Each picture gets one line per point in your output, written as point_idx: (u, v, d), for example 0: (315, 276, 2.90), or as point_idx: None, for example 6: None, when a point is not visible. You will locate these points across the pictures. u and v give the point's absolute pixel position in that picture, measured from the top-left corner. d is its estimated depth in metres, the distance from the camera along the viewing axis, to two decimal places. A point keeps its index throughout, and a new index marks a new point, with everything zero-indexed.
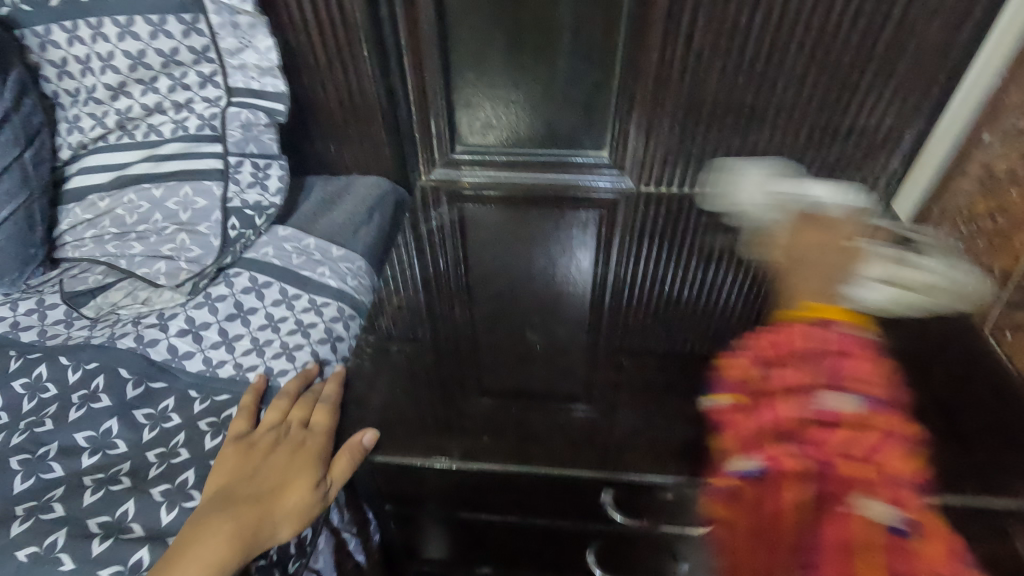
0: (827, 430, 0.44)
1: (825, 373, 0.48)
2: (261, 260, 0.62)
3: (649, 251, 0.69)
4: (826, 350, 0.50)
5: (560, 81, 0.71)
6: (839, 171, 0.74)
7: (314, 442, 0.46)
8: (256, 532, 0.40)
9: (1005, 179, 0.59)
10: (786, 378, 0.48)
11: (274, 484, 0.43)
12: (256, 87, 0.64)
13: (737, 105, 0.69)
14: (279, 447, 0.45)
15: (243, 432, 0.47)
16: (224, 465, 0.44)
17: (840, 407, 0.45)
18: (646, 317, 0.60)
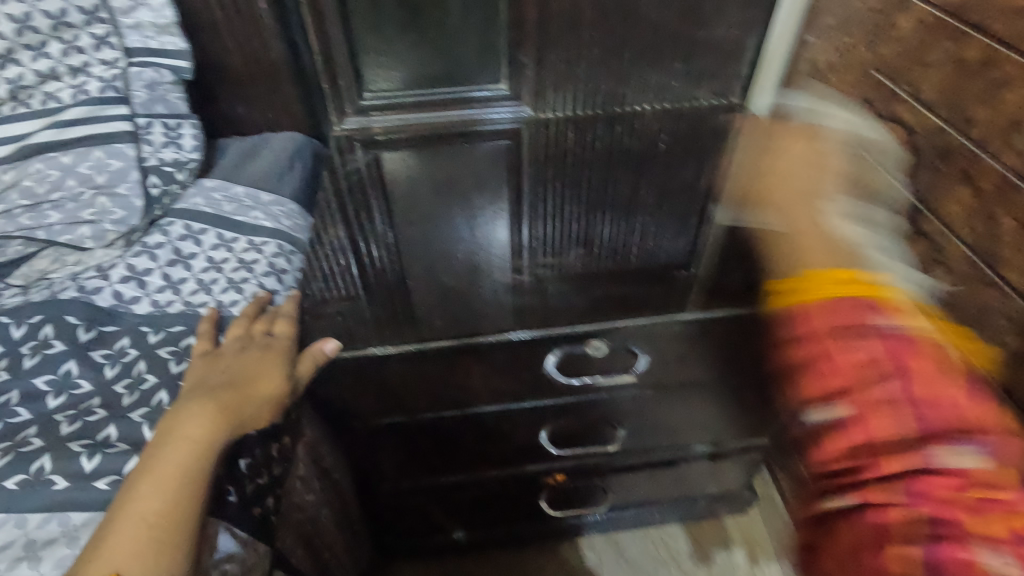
0: (952, 481, 0.38)
1: (919, 395, 0.43)
2: (192, 209, 0.64)
3: (557, 181, 0.77)
4: (901, 367, 0.44)
5: (452, 21, 0.77)
6: (700, 81, 0.86)
7: (279, 343, 0.51)
8: (239, 413, 0.46)
9: (825, 69, 0.76)
10: (880, 414, 0.44)
11: (246, 377, 0.48)
12: (154, 45, 0.66)
13: (609, 29, 0.79)
14: (247, 348, 0.50)
15: (209, 349, 0.50)
16: (200, 366, 0.48)
17: (972, 460, 0.39)
18: (568, 239, 0.68)
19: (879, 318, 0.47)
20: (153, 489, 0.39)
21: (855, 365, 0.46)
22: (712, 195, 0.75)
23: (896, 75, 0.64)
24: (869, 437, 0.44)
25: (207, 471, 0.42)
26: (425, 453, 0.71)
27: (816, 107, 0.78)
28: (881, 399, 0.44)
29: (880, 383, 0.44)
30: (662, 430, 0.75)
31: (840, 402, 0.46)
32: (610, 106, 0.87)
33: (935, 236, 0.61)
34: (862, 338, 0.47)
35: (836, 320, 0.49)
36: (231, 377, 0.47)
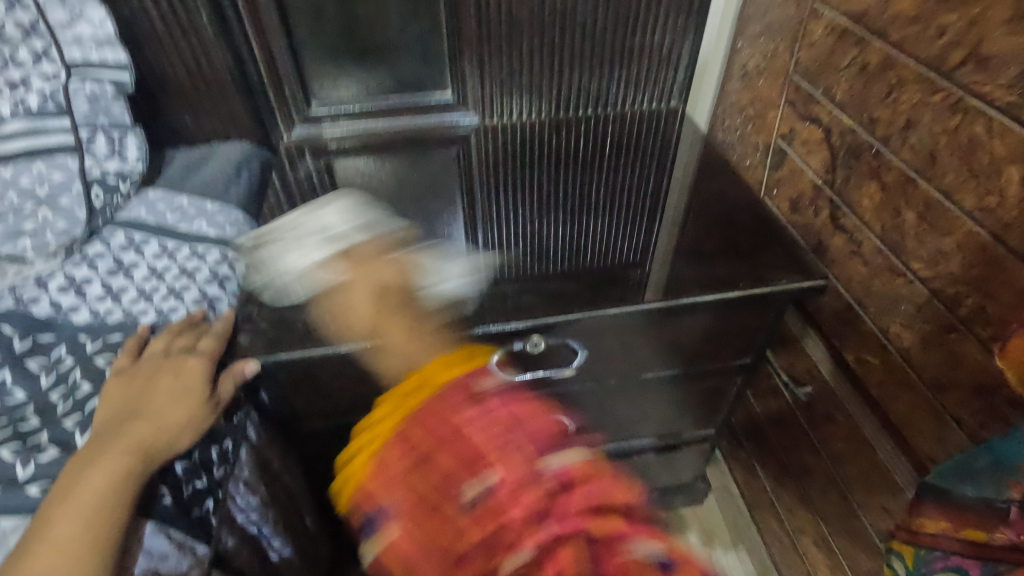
0: (530, 495, 0.33)
1: (513, 439, 0.36)
2: (134, 220, 0.64)
3: (509, 187, 0.79)
4: (489, 410, 0.38)
5: (395, 31, 0.79)
6: (641, 86, 0.89)
7: (195, 362, 0.50)
8: (154, 441, 0.45)
9: (754, 74, 0.80)
10: (518, 472, 0.34)
11: (162, 404, 0.47)
12: (95, 59, 0.66)
13: (549, 38, 0.82)
14: (163, 370, 0.49)
15: (124, 367, 0.49)
16: (113, 394, 0.47)
17: (552, 463, 0.35)
18: (520, 246, 0.70)
19: (451, 394, 0.39)
20: (69, 516, 0.40)
21: (461, 441, 0.37)
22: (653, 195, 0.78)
23: (813, 79, 0.68)
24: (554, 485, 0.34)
25: (126, 495, 0.42)
26: None
27: (749, 110, 0.82)
28: (490, 452, 0.36)
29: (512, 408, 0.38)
30: (609, 424, 0.78)
31: (460, 473, 0.35)
32: (555, 112, 0.90)
33: (852, 230, 0.64)
34: (455, 407, 0.38)
35: (454, 398, 0.39)
36: (378, 300, 0.51)
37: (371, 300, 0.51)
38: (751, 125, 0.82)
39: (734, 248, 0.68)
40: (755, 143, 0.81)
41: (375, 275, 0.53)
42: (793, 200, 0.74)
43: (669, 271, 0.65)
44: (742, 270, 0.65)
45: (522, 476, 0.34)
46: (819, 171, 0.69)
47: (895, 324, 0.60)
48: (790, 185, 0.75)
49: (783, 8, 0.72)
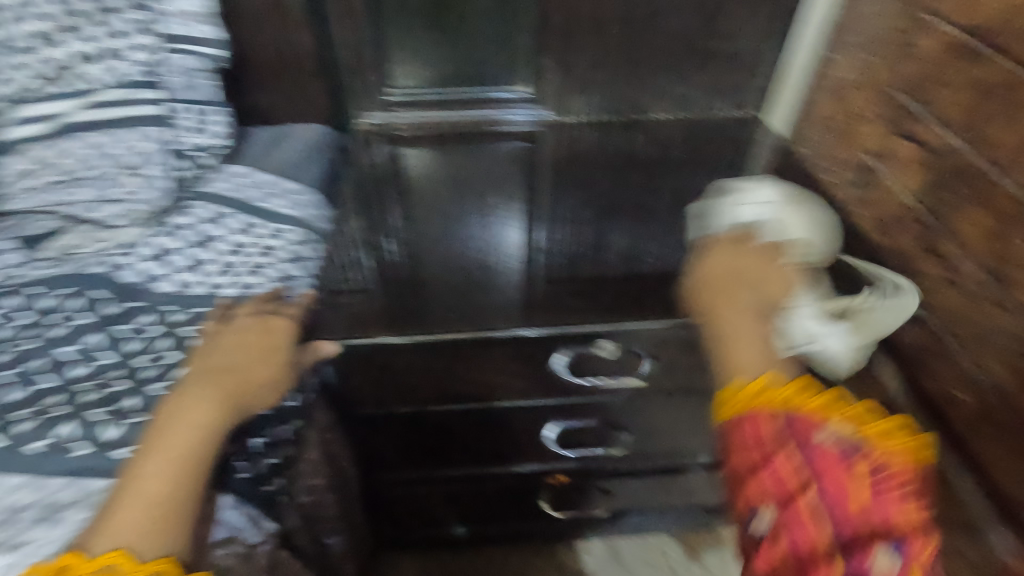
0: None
1: (823, 505, 0.37)
2: (216, 193, 0.65)
3: (572, 183, 0.78)
4: (851, 472, 0.38)
5: (479, 22, 0.79)
6: (720, 93, 0.87)
7: (282, 325, 0.51)
8: (244, 396, 0.46)
9: (846, 86, 0.77)
10: (796, 517, 0.38)
11: (250, 359, 0.48)
12: (193, 33, 0.68)
13: (633, 38, 0.80)
14: (252, 329, 0.50)
15: (213, 329, 0.50)
16: (201, 350, 0.48)
17: (889, 564, 0.34)
18: (584, 243, 0.68)
19: (805, 426, 0.41)
20: (158, 467, 0.40)
21: (809, 472, 0.39)
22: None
23: (917, 94, 0.65)
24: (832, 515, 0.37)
25: (211, 447, 0.42)
26: (430, 447, 0.72)
27: (835, 124, 0.79)
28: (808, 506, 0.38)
29: (798, 472, 0.39)
30: (665, 438, 0.76)
31: (831, 496, 0.38)
32: (630, 113, 0.88)
33: (946, 256, 0.60)
34: (785, 440, 0.40)
35: (758, 430, 0.41)
36: (766, 335, 0.49)
37: (769, 350, 0.47)
38: (836, 139, 0.79)
39: None
40: (840, 159, 0.79)
41: (762, 272, 0.55)
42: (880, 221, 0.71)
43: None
44: None
45: (799, 519, 0.37)
46: (915, 192, 0.65)
47: (986, 352, 0.56)
48: (877, 205, 0.71)
49: (889, 19, 0.69)
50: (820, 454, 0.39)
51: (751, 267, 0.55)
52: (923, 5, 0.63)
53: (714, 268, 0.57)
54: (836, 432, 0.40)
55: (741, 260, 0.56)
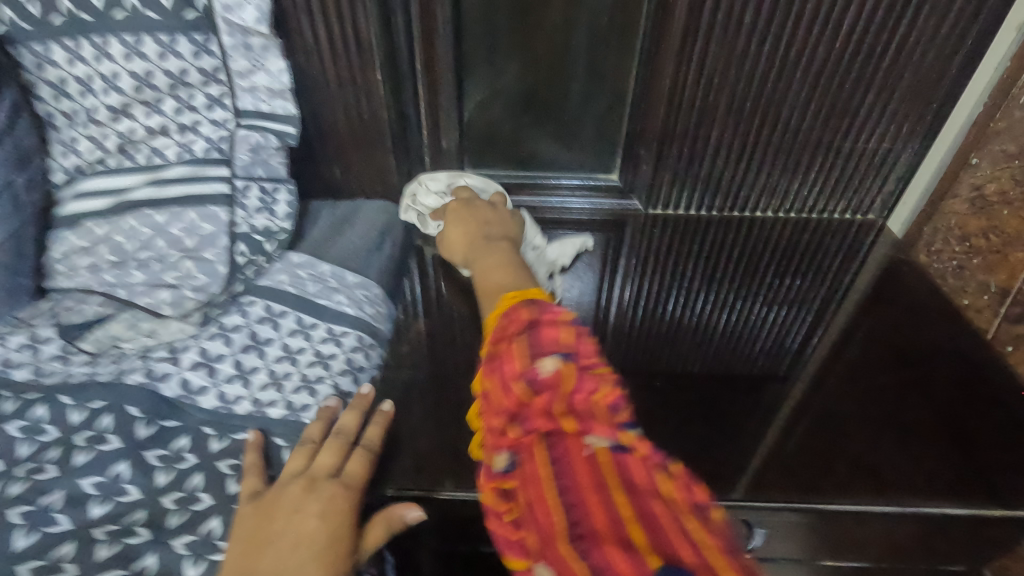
0: (547, 392, 0.39)
1: (522, 350, 0.43)
2: (275, 287, 0.59)
3: (654, 280, 0.71)
4: (535, 327, 0.45)
5: (571, 105, 0.72)
6: (838, 192, 0.77)
7: (341, 497, 0.40)
8: None
9: (997, 200, 0.66)
10: (501, 369, 0.43)
11: (299, 549, 0.37)
12: (265, 109, 0.63)
13: (744, 129, 0.72)
14: (305, 503, 0.39)
15: (257, 492, 0.41)
16: (243, 531, 0.38)
17: (552, 369, 0.40)
18: (658, 341, 0.63)
19: (516, 304, 0.48)
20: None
21: (501, 332, 0.46)
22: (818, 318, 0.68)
23: None
24: (526, 356, 0.42)
25: None
26: None
27: (978, 241, 0.68)
28: (503, 356, 0.44)
29: (502, 329, 0.46)
30: None
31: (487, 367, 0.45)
32: (728, 209, 0.79)
33: None
34: (504, 316, 0.48)
35: (498, 319, 0.48)
36: (500, 257, 0.59)
37: (520, 269, 0.57)
38: (979, 258, 0.68)
39: (951, 435, 0.56)
40: (984, 282, 0.67)
41: (496, 219, 0.65)
42: None
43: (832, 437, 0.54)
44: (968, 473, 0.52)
45: (500, 379, 0.43)
46: None
47: None
48: None
49: None
50: (522, 327, 0.45)
51: (480, 220, 0.64)
52: None
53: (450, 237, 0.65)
54: (524, 301, 0.48)
55: (470, 219, 0.64)
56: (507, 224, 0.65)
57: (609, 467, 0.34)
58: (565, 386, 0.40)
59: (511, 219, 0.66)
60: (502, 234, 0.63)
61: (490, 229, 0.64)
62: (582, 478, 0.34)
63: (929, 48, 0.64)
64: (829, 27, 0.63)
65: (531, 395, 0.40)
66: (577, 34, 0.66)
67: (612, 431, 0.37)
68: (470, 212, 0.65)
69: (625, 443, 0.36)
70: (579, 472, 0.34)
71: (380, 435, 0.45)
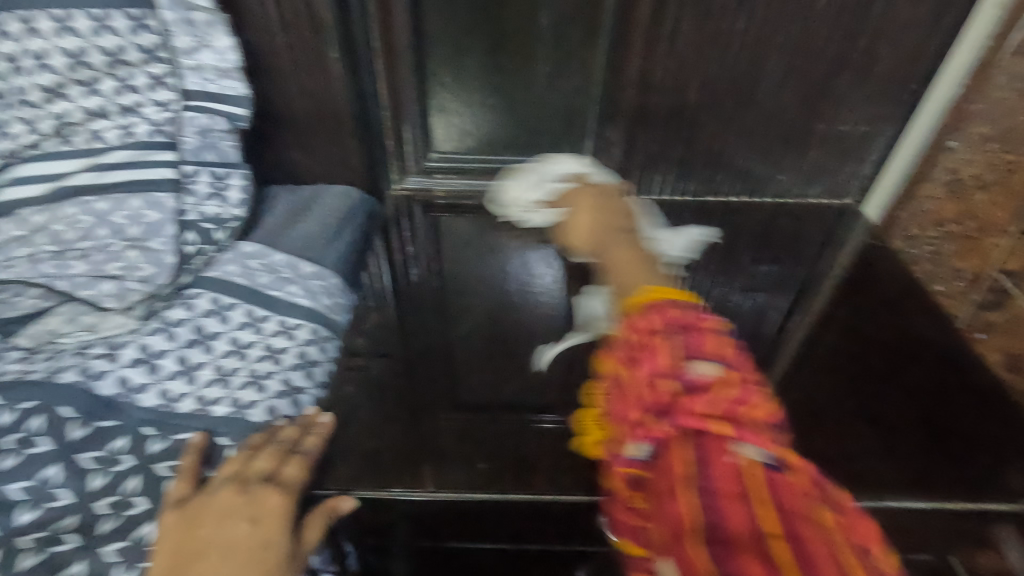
0: (698, 395, 0.35)
1: (676, 343, 0.38)
2: (223, 278, 0.56)
3: None
4: (689, 325, 0.40)
5: (539, 86, 0.69)
6: (814, 176, 0.76)
7: (276, 497, 0.38)
8: None
9: (973, 185, 0.64)
10: (645, 358, 0.39)
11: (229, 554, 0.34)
12: (213, 89, 0.60)
13: (717, 111, 0.69)
14: (236, 510, 0.37)
15: (185, 498, 0.39)
16: (168, 545, 0.35)
17: (707, 371, 0.36)
18: None
19: (661, 300, 0.43)
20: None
21: (643, 325, 0.41)
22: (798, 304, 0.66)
23: None
24: (678, 349, 0.38)
25: None
26: None
27: (953, 227, 0.67)
28: (646, 349, 0.39)
29: (642, 322, 0.41)
30: None
31: (625, 359, 0.41)
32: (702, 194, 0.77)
33: None
34: (646, 310, 0.43)
35: (635, 313, 0.43)
36: (627, 251, 0.55)
37: (650, 264, 0.53)
38: (953, 244, 0.67)
39: (926, 427, 0.54)
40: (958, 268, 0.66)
41: (609, 208, 0.63)
42: (1013, 354, 0.59)
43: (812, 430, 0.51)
44: (950, 466, 0.50)
45: (641, 373, 0.38)
46: None
47: None
48: (1010, 334, 0.60)
49: None
50: (671, 321, 0.40)
51: (609, 211, 0.62)
52: None
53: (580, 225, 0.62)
54: (672, 299, 0.43)
55: (592, 207, 0.63)
56: (623, 213, 0.63)
57: (761, 480, 0.30)
58: (721, 393, 0.35)
59: (617, 207, 0.64)
60: (623, 225, 0.60)
61: (619, 219, 0.61)
62: (733, 486, 0.30)
63: (907, 26, 0.62)
64: (805, 3, 0.60)
65: (681, 391, 0.36)
66: (543, 11, 0.63)
67: (768, 446, 0.33)
68: (597, 199, 0.64)
69: (784, 462, 0.32)
70: (723, 483, 0.30)
71: (318, 442, 0.44)
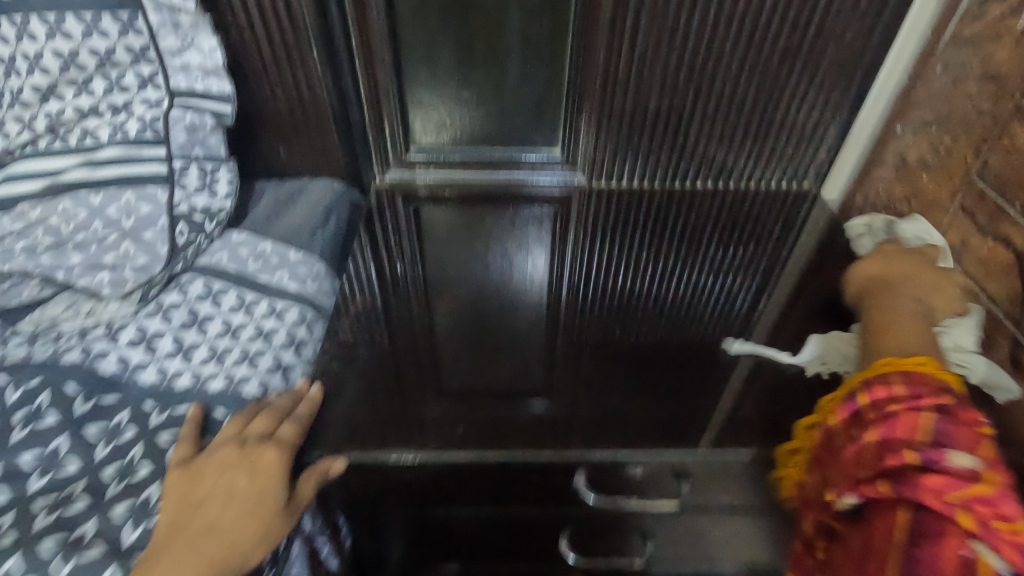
0: (950, 483, 0.36)
1: (920, 433, 0.39)
2: (216, 265, 0.60)
3: (600, 248, 0.73)
4: (950, 408, 0.40)
5: (510, 80, 0.73)
6: (773, 161, 0.80)
7: (272, 453, 0.42)
8: (223, 560, 0.37)
9: (917, 165, 0.69)
10: (874, 445, 0.40)
11: (227, 510, 0.39)
12: (199, 88, 0.62)
13: (679, 101, 0.74)
14: (234, 466, 0.41)
15: (188, 459, 0.42)
16: (173, 498, 0.40)
17: (968, 463, 0.37)
18: (606, 311, 0.65)
19: (907, 374, 0.43)
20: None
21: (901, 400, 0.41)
22: (765, 290, 0.68)
23: (1009, 192, 0.56)
24: (941, 436, 0.38)
25: None
26: (431, 543, 0.64)
27: (901, 206, 0.71)
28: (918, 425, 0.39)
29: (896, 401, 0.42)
30: None
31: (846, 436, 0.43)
32: (669, 179, 0.82)
33: None
34: (902, 381, 0.43)
35: (885, 387, 0.43)
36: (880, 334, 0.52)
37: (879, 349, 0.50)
38: None
39: None
40: None
41: (920, 276, 0.59)
42: None
43: (756, 398, 0.56)
44: None
45: (875, 452, 0.40)
46: (1000, 300, 0.56)
47: None
48: None
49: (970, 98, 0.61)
50: (946, 404, 0.40)
51: (902, 274, 0.59)
52: (1019, 90, 0.55)
53: (855, 272, 0.63)
54: (941, 382, 0.43)
55: (910, 268, 0.60)
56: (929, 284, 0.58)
57: None
58: (982, 488, 0.35)
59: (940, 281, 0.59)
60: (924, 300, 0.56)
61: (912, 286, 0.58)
62: None
63: (851, 18, 0.67)
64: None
65: (926, 474, 0.37)
66: (510, 9, 0.67)
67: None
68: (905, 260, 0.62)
69: None
70: None
71: (311, 408, 0.48)
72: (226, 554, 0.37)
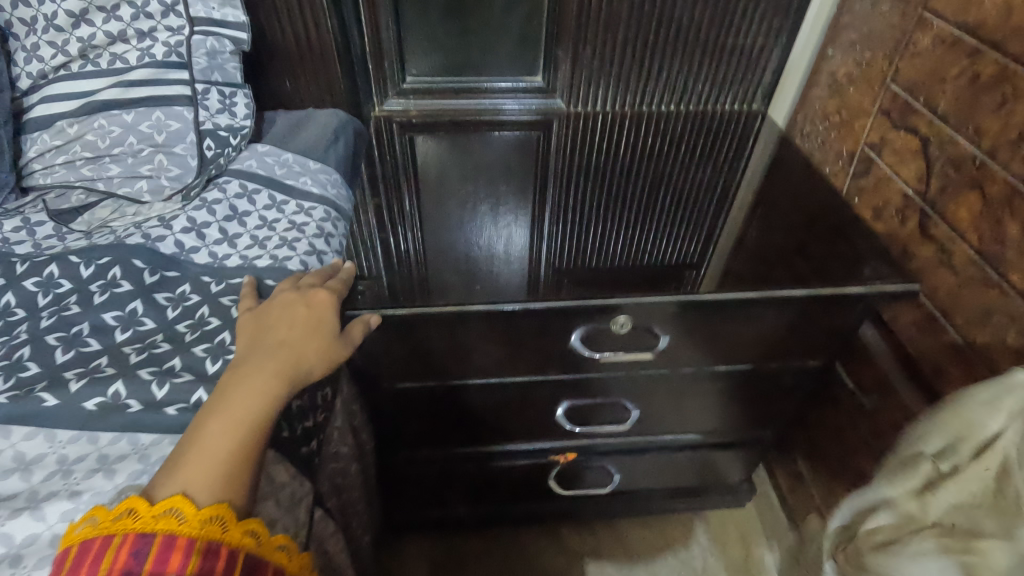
0: None
1: None
2: (247, 170, 0.68)
3: (574, 214, 0.75)
4: None
5: (498, 10, 0.82)
6: (726, 85, 0.91)
7: (324, 295, 0.52)
8: (296, 368, 0.47)
9: (845, 81, 0.81)
10: None
11: (295, 333, 0.49)
12: (216, 17, 0.69)
13: (645, 30, 0.84)
14: (296, 304, 0.50)
15: (253, 305, 0.51)
16: (247, 327, 0.49)
17: None
18: (582, 265, 0.66)
19: None
20: (222, 428, 0.41)
21: None
22: (723, 208, 0.78)
23: (915, 91, 0.68)
24: None
25: (269, 422, 0.43)
26: (447, 419, 0.74)
27: (834, 118, 0.83)
28: None
29: None
30: (669, 415, 0.80)
31: None
32: (638, 105, 0.92)
33: (943, 240, 0.66)
34: None
35: None
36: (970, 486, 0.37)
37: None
38: (835, 133, 0.83)
39: (810, 249, 0.69)
40: (839, 150, 0.82)
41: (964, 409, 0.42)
42: (878, 208, 0.75)
43: (727, 270, 0.66)
44: (817, 269, 0.66)
45: None
46: (912, 180, 0.69)
47: (984, 334, 0.62)
48: (875, 192, 0.76)
49: (884, 16, 0.73)
50: None
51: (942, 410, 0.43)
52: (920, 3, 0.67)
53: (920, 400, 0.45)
54: None
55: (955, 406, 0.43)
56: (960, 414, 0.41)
57: None
58: None
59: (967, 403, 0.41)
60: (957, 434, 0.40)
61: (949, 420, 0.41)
62: None
63: None
64: None
65: None
66: None
67: None
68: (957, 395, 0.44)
69: None
70: None
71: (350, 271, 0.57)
72: (300, 363, 0.47)
